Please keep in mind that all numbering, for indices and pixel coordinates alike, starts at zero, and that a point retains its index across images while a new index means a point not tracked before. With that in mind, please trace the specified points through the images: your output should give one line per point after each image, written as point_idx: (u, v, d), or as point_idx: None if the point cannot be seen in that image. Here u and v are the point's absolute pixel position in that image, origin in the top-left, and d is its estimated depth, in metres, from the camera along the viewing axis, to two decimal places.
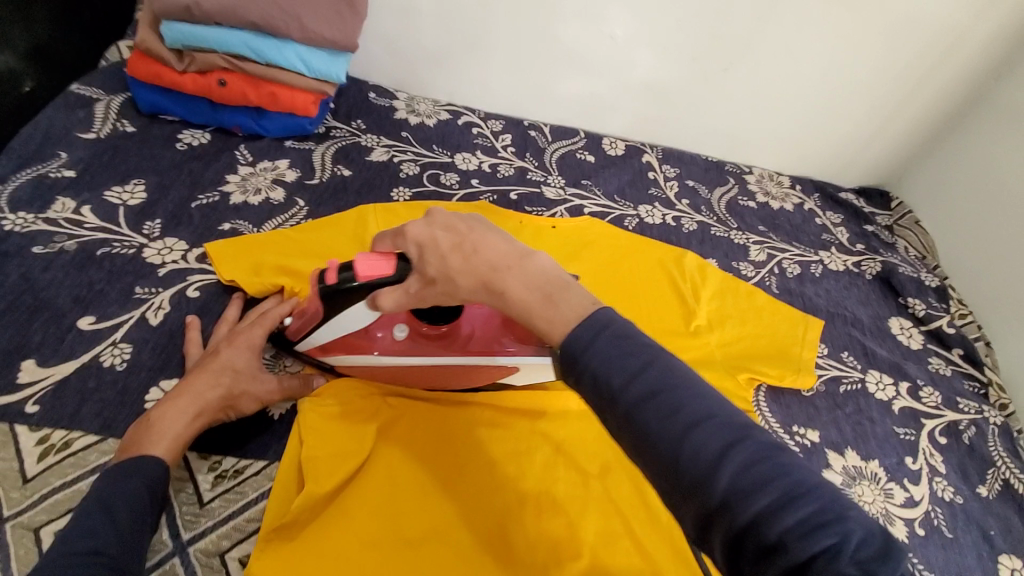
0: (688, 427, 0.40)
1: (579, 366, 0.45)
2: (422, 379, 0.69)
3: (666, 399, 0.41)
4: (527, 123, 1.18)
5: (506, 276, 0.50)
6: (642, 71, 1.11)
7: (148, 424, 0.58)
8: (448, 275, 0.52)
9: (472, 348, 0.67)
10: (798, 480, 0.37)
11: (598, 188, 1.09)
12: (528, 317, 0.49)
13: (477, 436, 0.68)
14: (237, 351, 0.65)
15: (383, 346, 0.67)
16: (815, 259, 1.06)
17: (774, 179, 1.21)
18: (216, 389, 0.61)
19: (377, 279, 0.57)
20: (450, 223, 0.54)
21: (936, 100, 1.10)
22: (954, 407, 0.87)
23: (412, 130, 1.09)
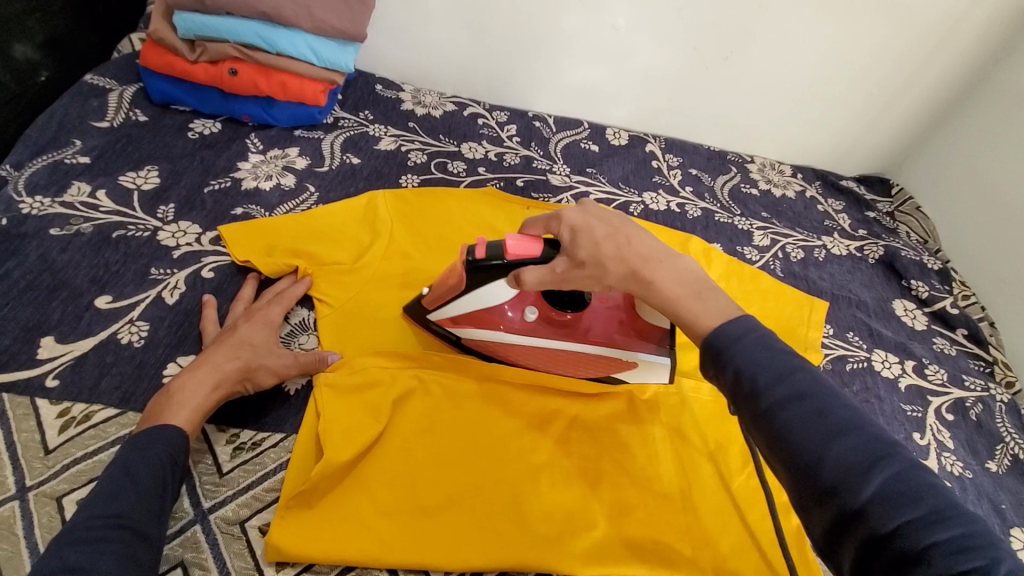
0: (836, 438, 0.41)
1: (725, 364, 0.47)
2: (546, 363, 0.71)
3: (813, 402, 0.43)
4: (531, 114, 1.19)
5: (657, 268, 0.55)
6: (644, 62, 1.12)
7: (168, 396, 0.59)
8: (601, 259, 0.56)
9: (593, 339, 0.69)
10: (943, 501, 0.37)
11: (604, 176, 1.11)
12: (675, 307, 0.54)
13: (488, 409, 0.69)
14: (255, 328, 0.68)
15: (513, 326, 0.69)
16: (818, 244, 1.07)
17: (775, 167, 1.23)
18: (233, 362, 0.63)
19: (523, 260, 0.61)
20: (603, 215, 0.60)
21: (935, 87, 1.11)
22: (960, 384, 0.88)
23: (418, 121, 1.11)
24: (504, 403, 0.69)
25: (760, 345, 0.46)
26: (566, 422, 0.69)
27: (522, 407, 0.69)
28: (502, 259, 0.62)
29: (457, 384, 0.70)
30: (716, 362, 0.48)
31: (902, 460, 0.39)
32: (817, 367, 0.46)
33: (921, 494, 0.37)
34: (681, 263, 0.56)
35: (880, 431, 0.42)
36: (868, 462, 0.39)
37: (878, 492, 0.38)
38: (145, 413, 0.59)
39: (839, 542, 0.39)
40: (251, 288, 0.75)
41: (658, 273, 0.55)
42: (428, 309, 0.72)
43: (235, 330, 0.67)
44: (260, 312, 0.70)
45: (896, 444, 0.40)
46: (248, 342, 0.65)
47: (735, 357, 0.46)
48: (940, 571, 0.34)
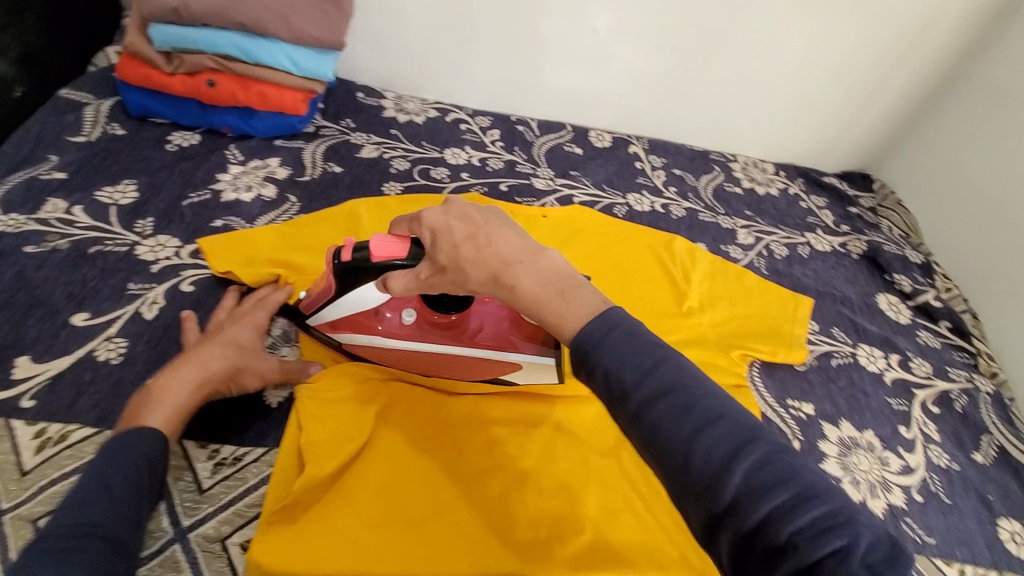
0: (701, 432, 0.41)
1: (591, 362, 0.46)
2: (425, 366, 0.69)
3: (678, 397, 0.43)
4: (515, 119, 1.20)
5: (519, 270, 0.51)
6: (625, 64, 1.13)
7: (151, 396, 0.59)
8: (459, 265, 0.53)
9: (478, 341, 0.67)
10: (808, 483, 0.38)
11: (587, 178, 1.11)
12: (544, 310, 0.50)
13: (474, 418, 0.68)
14: (244, 330, 0.68)
15: (388, 330, 0.68)
16: (801, 241, 1.08)
17: (758, 166, 1.24)
18: (220, 361, 0.63)
19: (389, 262, 0.59)
20: (466, 213, 0.56)
21: (913, 82, 1.13)
22: (945, 376, 0.88)
23: (401, 128, 1.11)
24: (489, 411, 0.69)
25: (627, 338, 0.46)
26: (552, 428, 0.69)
27: (508, 415, 0.69)
28: (369, 261, 0.60)
29: (442, 393, 0.70)
30: (585, 364, 0.47)
31: (765, 446, 0.40)
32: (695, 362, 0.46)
33: (783, 482, 0.38)
34: (547, 259, 0.53)
35: (741, 419, 0.42)
36: (737, 452, 0.40)
37: (742, 482, 0.39)
38: (126, 411, 0.59)
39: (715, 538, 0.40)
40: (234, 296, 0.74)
41: (520, 275, 0.51)
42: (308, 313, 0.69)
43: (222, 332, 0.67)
44: (246, 314, 0.70)
45: (763, 432, 0.41)
46: (236, 343, 0.66)
47: (600, 357, 0.46)
48: (807, 556, 0.35)
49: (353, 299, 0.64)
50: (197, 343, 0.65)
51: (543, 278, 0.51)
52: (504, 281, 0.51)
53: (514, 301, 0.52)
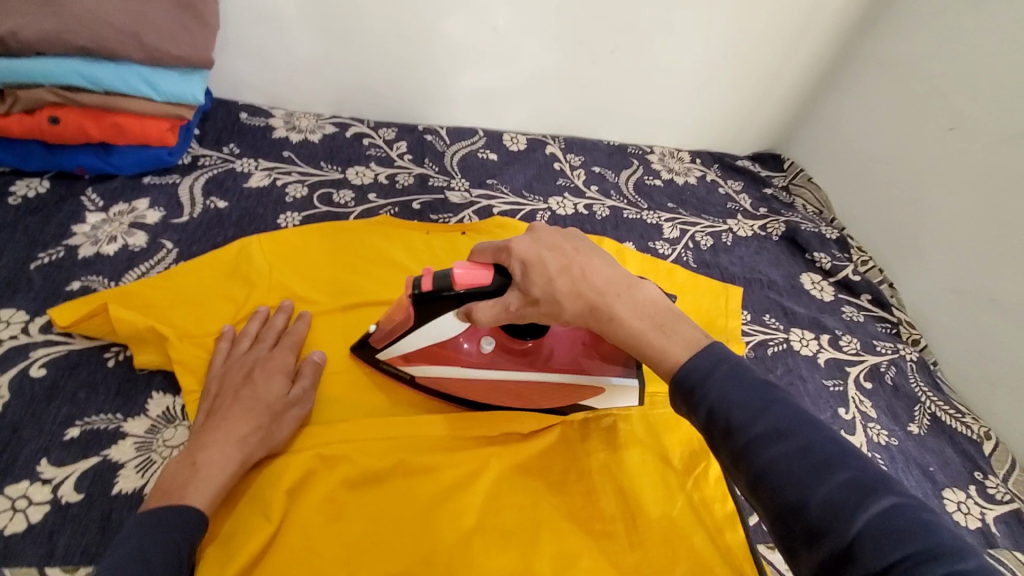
0: (820, 474, 0.42)
1: (700, 397, 0.49)
2: (505, 398, 0.68)
3: (794, 439, 0.44)
4: (422, 128, 1.11)
5: (615, 303, 0.56)
6: (532, 62, 1.07)
7: (195, 466, 0.54)
8: (556, 297, 0.55)
9: (556, 367, 0.67)
10: (937, 539, 0.38)
11: (505, 186, 1.05)
12: (641, 342, 0.55)
13: (408, 478, 0.61)
14: (259, 384, 0.61)
15: (471, 361, 0.67)
16: (724, 228, 1.08)
17: (675, 155, 1.23)
18: (255, 432, 0.58)
19: (473, 291, 0.59)
20: (555, 243, 0.58)
21: (809, 61, 1.15)
22: (873, 350, 0.90)
23: (295, 149, 1.00)
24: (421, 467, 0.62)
25: (737, 379, 0.48)
26: (494, 473, 0.63)
27: (445, 466, 0.62)
28: (452, 291, 0.59)
29: (366, 454, 0.62)
30: (690, 395, 0.50)
31: (887, 490, 0.41)
32: (800, 403, 0.47)
33: (903, 527, 0.39)
34: (642, 292, 0.57)
35: (864, 462, 0.43)
36: (851, 490, 0.41)
37: (865, 523, 0.39)
38: (155, 483, 0.54)
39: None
40: (256, 324, 0.69)
41: (618, 306, 0.56)
42: (378, 346, 0.67)
43: (238, 387, 0.61)
44: (260, 364, 0.64)
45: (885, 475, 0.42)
46: (262, 402, 0.60)
47: (709, 392, 0.48)
48: None
49: (434, 330, 0.63)
50: (225, 401, 0.59)
51: (641, 311, 0.56)
52: (602, 314, 0.56)
53: (618, 337, 0.56)
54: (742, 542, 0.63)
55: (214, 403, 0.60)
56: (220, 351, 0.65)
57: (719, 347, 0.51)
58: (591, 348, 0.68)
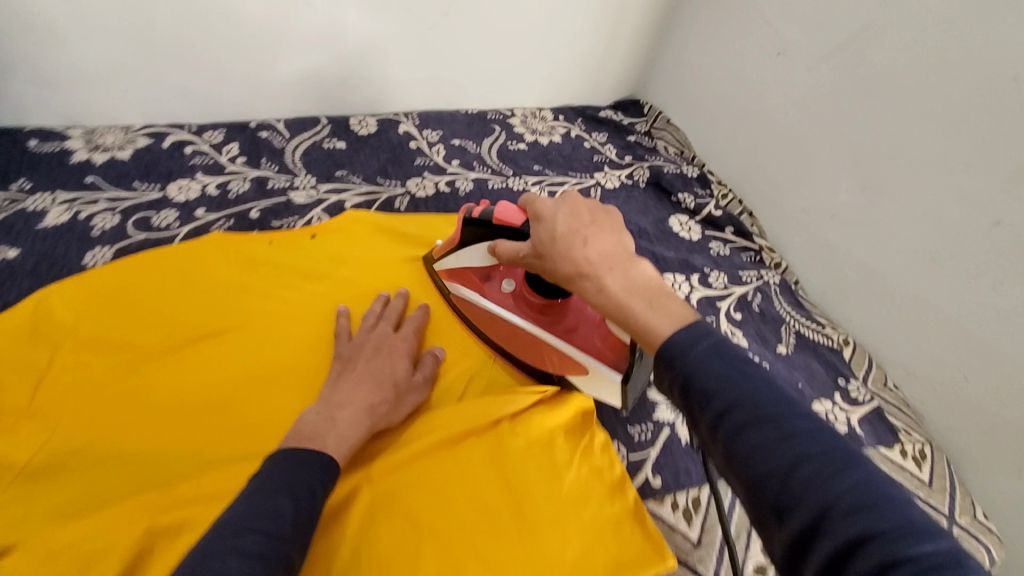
0: (795, 455, 0.38)
1: (675, 369, 0.45)
2: (504, 338, 0.75)
3: (766, 417, 0.40)
4: (254, 124, 1.00)
5: (606, 273, 0.53)
6: (359, 36, 0.98)
7: (334, 420, 0.58)
8: (552, 256, 0.56)
9: (557, 331, 0.70)
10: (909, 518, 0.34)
11: (357, 175, 0.96)
12: (628, 315, 0.50)
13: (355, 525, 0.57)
14: (386, 358, 0.68)
15: (493, 296, 0.75)
16: (592, 183, 1.07)
17: (537, 115, 1.20)
18: (364, 384, 0.63)
19: (506, 228, 0.67)
20: (577, 211, 0.57)
21: (650, 2, 1.13)
22: (739, 281, 0.93)
23: (100, 172, 0.86)
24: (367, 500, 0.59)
25: (718, 358, 0.44)
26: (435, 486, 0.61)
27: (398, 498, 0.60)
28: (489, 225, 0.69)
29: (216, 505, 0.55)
30: (667, 368, 0.46)
31: (865, 468, 0.37)
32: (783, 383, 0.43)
33: (878, 510, 0.34)
34: (641, 268, 0.53)
35: (847, 445, 0.39)
36: (820, 464, 0.37)
37: (843, 503, 0.35)
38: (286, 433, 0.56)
39: (800, 565, 0.36)
40: (379, 305, 0.75)
41: (606, 277, 0.53)
42: (441, 270, 0.80)
43: (369, 356, 0.67)
44: (389, 343, 0.70)
45: (863, 456, 0.38)
46: (387, 376, 0.65)
47: (688, 364, 0.44)
48: None
49: (469, 253, 0.75)
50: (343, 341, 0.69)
51: (635, 290, 0.51)
52: (588, 282, 0.53)
53: (604, 305, 0.53)
54: (629, 506, 0.63)
55: (343, 369, 0.66)
56: (342, 333, 0.70)
57: (709, 327, 0.46)
58: (601, 337, 0.67)
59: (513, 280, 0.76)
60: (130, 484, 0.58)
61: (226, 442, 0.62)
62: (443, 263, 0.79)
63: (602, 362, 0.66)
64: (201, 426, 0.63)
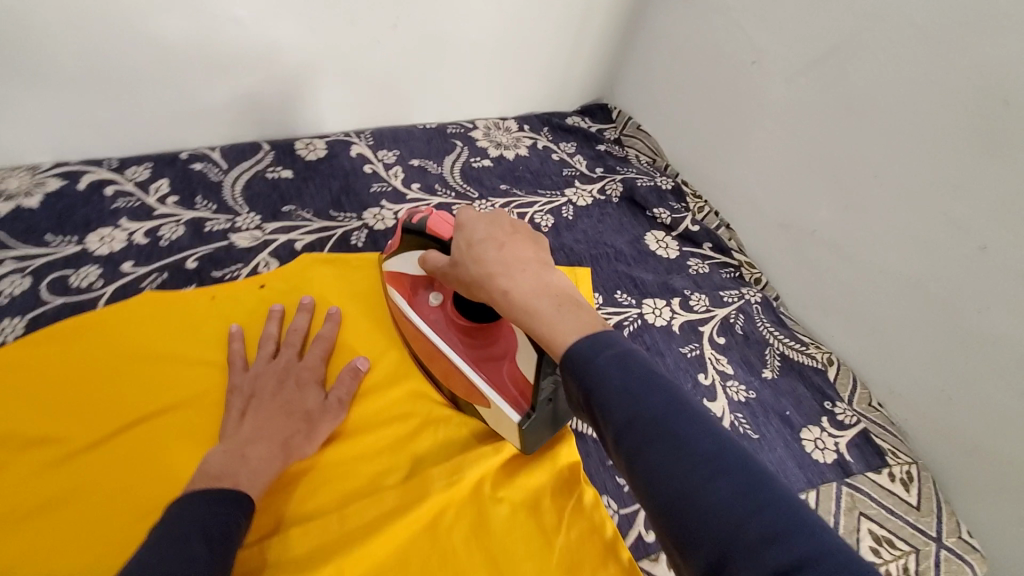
0: (707, 469, 0.38)
1: (583, 383, 0.45)
2: (418, 347, 0.71)
3: (671, 439, 0.39)
4: (185, 155, 0.89)
5: (514, 276, 0.52)
6: (300, 55, 0.88)
7: (245, 457, 0.55)
8: (473, 261, 0.56)
9: (470, 360, 0.66)
10: (810, 538, 0.34)
11: (306, 210, 0.88)
12: (535, 317, 0.50)
13: (292, 481, 0.60)
14: (294, 391, 0.63)
15: (420, 309, 0.71)
16: (563, 201, 1.00)
17: (500, 126, 1.13)
18: (265, 398, 0.61)
19: (437, 238, 0.66)
20: (496, 219, 0.58)
21: (614, 4, 1.06)
22: (721, 302, 0.89)
23: (4, 226, 0.75)
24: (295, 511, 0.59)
25: (618, 362, 0.44)
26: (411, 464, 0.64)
27: (337, 450, 0.64)
28: (426, 237, 0.67)
29: None
30: (574, 380, 0.46)
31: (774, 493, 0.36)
32: (689, 395, 0.43)
33: (789, 537, 0.34)
34: (551, 276, 0.53)
35: (757, 464, 0.39)
36: (715, 472, 0.37)
37: (758, 536, 0.34)
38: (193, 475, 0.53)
39: None
40: (274, 326, 0.69)
41: (516, 281, 0.52)
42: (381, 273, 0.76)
43: (275, 392, 0.62)
44: (296, 373, 0.65)
45: (776, 476, 0.38)
46: (303, 414, 0.61)
47: (589, 370, 0.44)
48: None
49: (408, 259, 0.71)
50: (260, 361, 0.66)
51: (543, 289, 0.52)
52: (498, 285, 0.53)
53: (509, 308, 0.53)
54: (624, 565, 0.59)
55: (248, 405, 0.61)
56: (236, 363, 0.65)
57: (612, 334, 0.47)
58: (514, 376, 0.63)
59: (443, 295, 0.71)
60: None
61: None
62: (387, 267, 0.75)
63: (512, 400, 0.61)
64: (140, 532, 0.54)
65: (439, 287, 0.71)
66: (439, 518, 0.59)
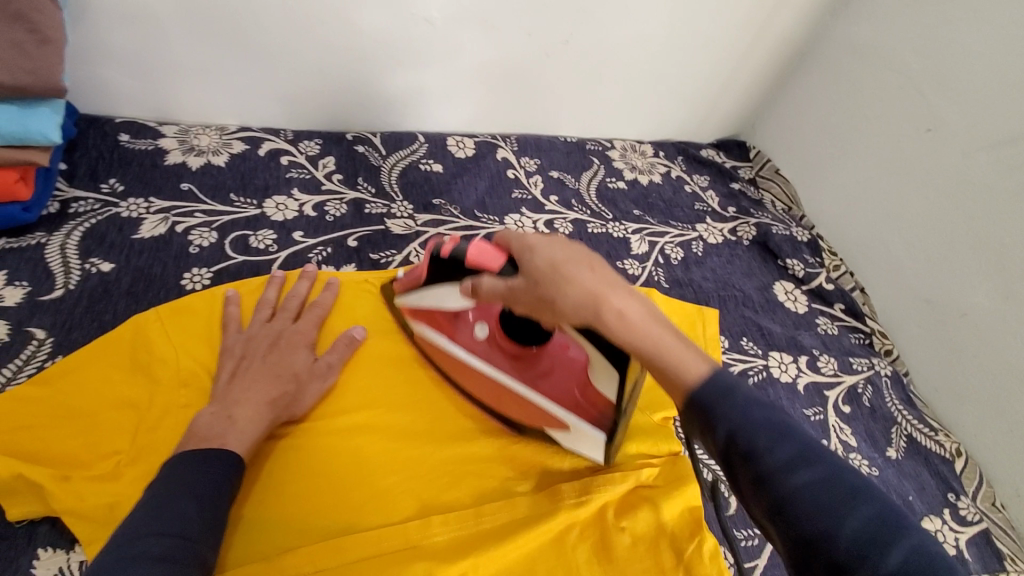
0: (843, 500, 0.39)
1: (704, 410, 0.45)
2: (485, 395, 0.67)
3: (783, 444, 0.42)
4: (351, 136, 0.95)
5: (615, 302, 0.48)
6: (474, 58, 0.92)
7: (231, 419, 0.56)
8: (556, 299, 0.49)
9: (546, 390, 0.64)
10: (912, 538, 0.38)
11: (454, 207, 0.92)
12: (658, 354, 0.48)
13: (397, 486, 0.61)
14: (285, 353, 0.64)
15: (461, 339, 0.67)
16: (694, 236, 1.00)
17: (636, 149, 1.12)
18: (277, 374, 0.61)
19: (484, 269, 0.57)
20: (558, 244, 0.51)
21: (778, 44, 1.05)
22: (850, 369, 0.88)
23: (196, 178, 0.82)
24: (427, 453, 0.65)
25: (738, 411, 0.44)
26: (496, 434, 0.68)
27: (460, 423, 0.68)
28: (466, 265, 0.59)
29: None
30: (699, 411, 0.46)
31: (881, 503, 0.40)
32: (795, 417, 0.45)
33: (896, 534, 0.38)
34: (639, 297, 0.50)
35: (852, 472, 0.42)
36: (889, 539, 0.38)
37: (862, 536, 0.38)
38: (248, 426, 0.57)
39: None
40: (274, 291, 0.70)
41: (619, 303, 0.48)
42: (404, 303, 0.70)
43: (267, 353, 0.63)
44: (288, 336, 0.66)
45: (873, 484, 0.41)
46: (288, 369, 0.62)
47: (713, 405, 0.45)
48: None
49: (446, 293, 0.64)
50: (257, 326, 0.66)
51: (643, 316, 0.49)
52: (607, 312, 0.48)
53: (628, 344, 0.49)
54: None
55: (238, 366, 0.62)
56: (231, 325, 0.65)
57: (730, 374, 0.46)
58: (581, 390, 0.64)
59: (488, 324, 0.68)
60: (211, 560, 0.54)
61: (310, 530, 0.57)
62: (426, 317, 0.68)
63: (591, 423, 0.63)
64: (290, 492, 0.59)
65: (484, 318, 0.67)
66: (563, 537, 0.60)
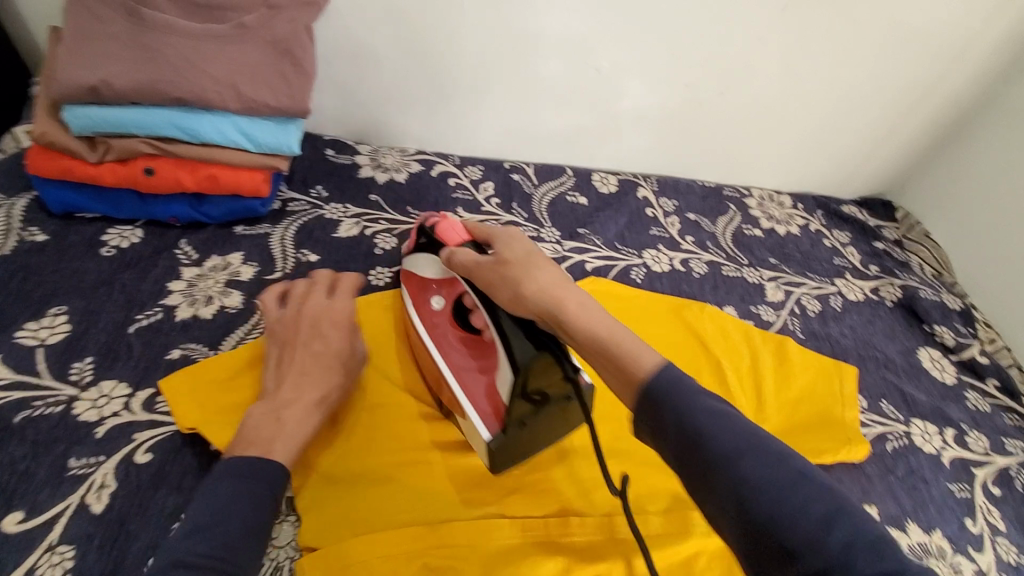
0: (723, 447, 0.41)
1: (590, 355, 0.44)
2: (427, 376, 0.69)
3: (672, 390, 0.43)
4: (508, 165, 1.05)
5: (534, 276, 0.57)
6: (630, 102, 0.99)
7: (278, 422, 0.58)
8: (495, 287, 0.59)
9: (464, 380, 0.63)
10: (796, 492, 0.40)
11: (598, 237, 0.98)
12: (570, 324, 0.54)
13: (536, 484, 0.66)
14: (296, 352, 0.65)
15: (422, 310, 0.68)
16: (833, 290, 0.98)
17: (774, 199, 1.12)
18: (314, 385, 0.62)
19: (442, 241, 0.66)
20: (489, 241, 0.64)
21: (941, 107, 1.03)
22: (1001, 450, 0.83)
23: (381, 191, 0.95)
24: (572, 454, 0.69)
25: None
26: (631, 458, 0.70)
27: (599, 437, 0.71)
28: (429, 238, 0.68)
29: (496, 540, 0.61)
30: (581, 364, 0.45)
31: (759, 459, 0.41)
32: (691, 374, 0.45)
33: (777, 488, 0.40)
34: (550, 272, 0.58)
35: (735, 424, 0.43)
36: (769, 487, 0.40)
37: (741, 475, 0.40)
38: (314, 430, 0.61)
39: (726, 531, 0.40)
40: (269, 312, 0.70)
41: (543, 292, 0.56)
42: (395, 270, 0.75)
43: (288, 355, 0.65)
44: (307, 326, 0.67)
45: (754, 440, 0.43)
46: (300, 401, 0.61)
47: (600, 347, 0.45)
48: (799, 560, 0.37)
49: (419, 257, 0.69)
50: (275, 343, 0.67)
51: (553, 291, 0.56)
52: (527, 287, 0.56)
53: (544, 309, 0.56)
54: None
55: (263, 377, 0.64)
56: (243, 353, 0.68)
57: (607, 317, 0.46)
58: (490, 395, 0.61)
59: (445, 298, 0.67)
60: (382, 521, 0.61)
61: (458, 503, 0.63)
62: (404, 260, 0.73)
63: (484, 419, 0.61)
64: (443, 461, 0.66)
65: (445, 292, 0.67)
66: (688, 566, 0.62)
